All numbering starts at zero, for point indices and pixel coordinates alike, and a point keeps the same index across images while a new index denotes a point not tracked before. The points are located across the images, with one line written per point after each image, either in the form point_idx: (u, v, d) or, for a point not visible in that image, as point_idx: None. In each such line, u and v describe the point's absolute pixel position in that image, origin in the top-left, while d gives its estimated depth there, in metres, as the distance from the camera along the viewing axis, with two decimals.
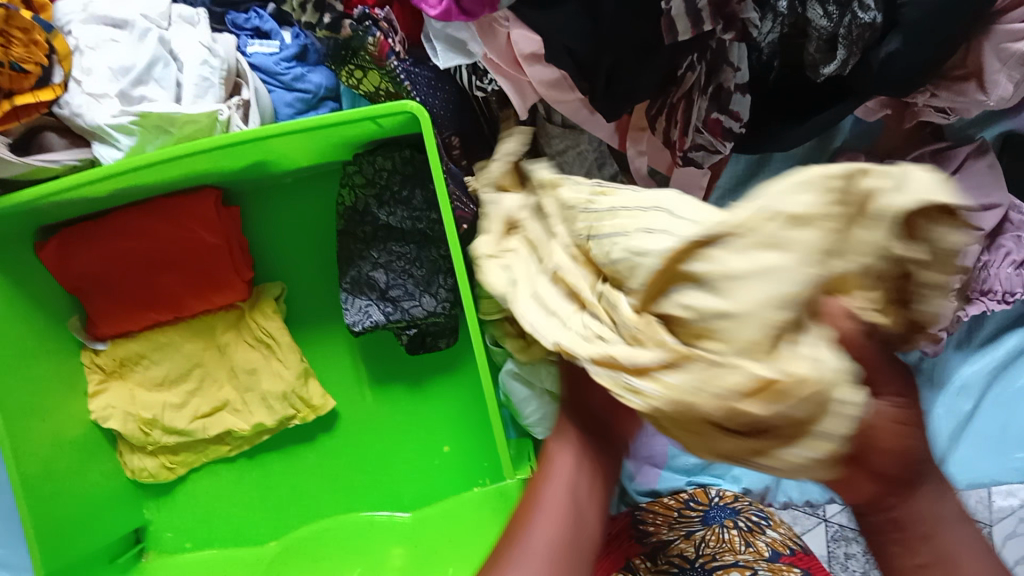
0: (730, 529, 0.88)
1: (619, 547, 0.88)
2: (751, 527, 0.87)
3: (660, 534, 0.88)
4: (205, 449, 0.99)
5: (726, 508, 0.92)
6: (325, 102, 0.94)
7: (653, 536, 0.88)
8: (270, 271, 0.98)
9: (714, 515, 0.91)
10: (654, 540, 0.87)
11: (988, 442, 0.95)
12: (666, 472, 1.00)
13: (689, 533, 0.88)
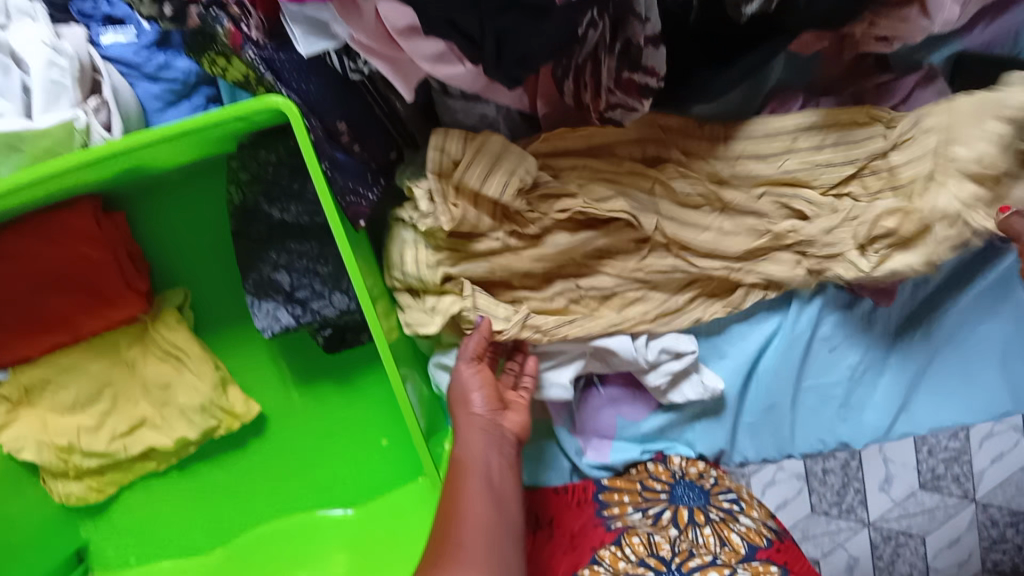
0: (701, 523, 0.86)
1: (583, 536, 0.87)
2: (723, 516, 0.87)
3: (625, 520, 0.87)
4: (132, 467, 0.94)
5: (694, 486, 0.91)
6: (199, 89, 0.84)
7: (618, 522, 0.87)
8: (171, 276, 0.91)
9: (682, 495, 0.89)
10: (620, 528, 0.86)
11: (945, 387, 0.93)
12: (617, 443, 0.95)
13: (658, 522, 0.87)
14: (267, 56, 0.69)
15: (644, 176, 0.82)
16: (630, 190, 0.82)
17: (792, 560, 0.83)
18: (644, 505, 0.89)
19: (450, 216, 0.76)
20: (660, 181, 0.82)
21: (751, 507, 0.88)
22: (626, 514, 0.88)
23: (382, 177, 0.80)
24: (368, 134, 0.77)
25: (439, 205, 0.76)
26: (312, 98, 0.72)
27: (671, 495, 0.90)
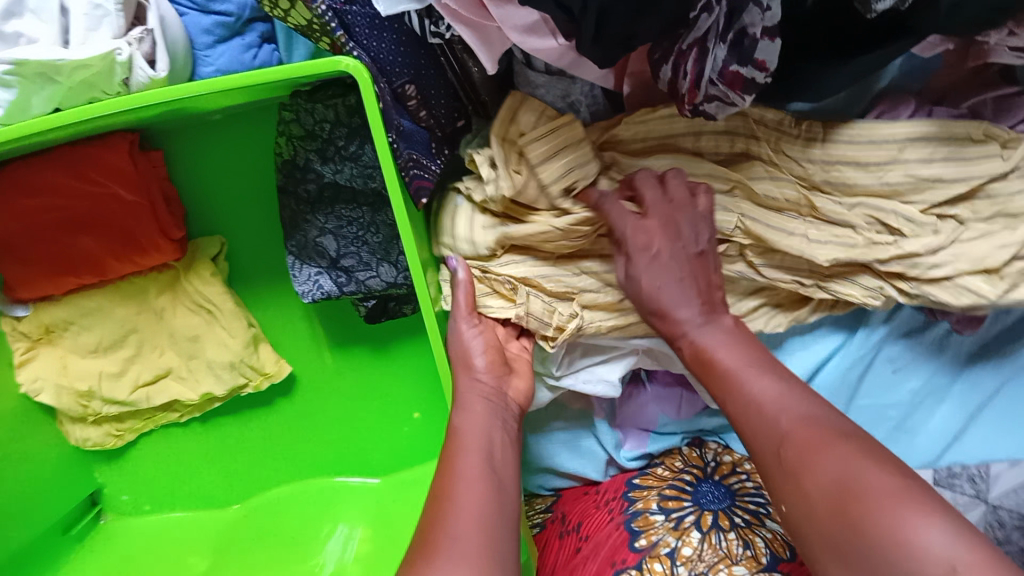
0: (726, 528, 0.81)
1: (606, 548, 0.83)
2: (749, 521, 0.81)
3: (650, 534, 0.82)
4: (153, 416, 0.90)
5: (722, 485, 0.86)
6: (253, 24, 0.75)
7: (643, 540, 0.82)
8: (207, 223, 0.84)
9: (706, 494, 0.85)
10: (644, 546, 0.81)
11: (1004, 423, 0.87)
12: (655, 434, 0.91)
13: (680, 527, 0.82)
14: (338, 9, 0.62)
15: (721, 177, 0.77)
16: (702, 189, 0.78)
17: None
18: (669, 507, 0.84)
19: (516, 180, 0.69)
20: (738, 180, 0.77)
21: None
22: (650, 523, 0.83)
23: (446, 147, 0.73)
24: (435, 98, 0.70)
25: (502, 170, 0.68)
26: (382, 56, 0.65)
27: (696, 494, 0.85)
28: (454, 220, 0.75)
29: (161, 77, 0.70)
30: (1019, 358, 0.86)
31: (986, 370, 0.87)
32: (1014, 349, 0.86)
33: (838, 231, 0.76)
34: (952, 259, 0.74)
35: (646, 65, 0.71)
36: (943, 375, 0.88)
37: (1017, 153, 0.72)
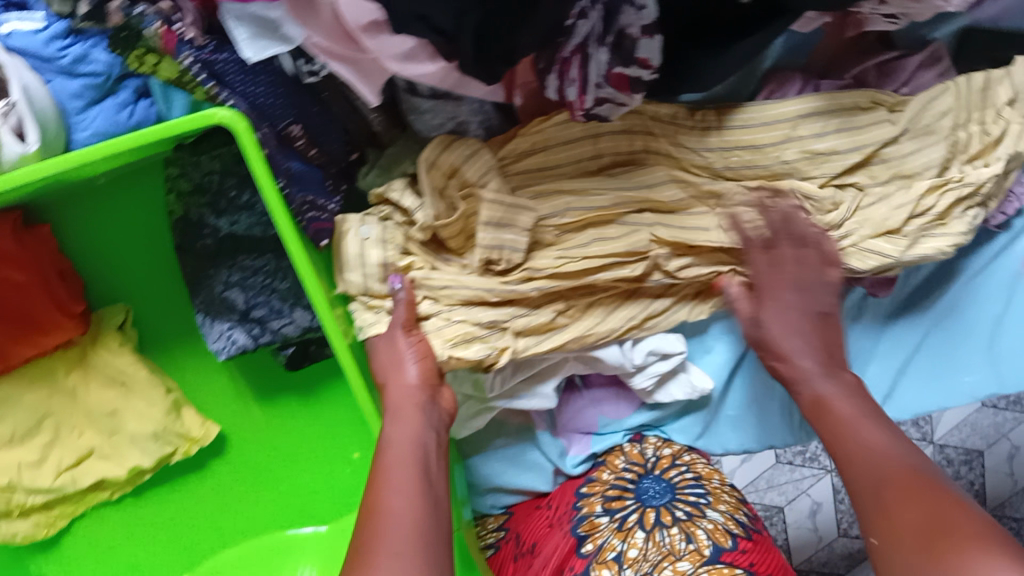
0: (668, 523, 0.84)
1: (553, 548, 0.86)
2: (690, 514, 0.84)
3: (595, 538, 0.84)
4: (82, 498, 0.86)
5: (663, 479, 0.89)
6: (125, 81, 0.72)
7: (589, 545, 0.84)
8: (108, 292, 0.81)
9: (648, 490, 0.88)
10: (591, 550, 0.83)
11: (935, 373, 0.89)
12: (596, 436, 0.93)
13: (624, 528, 0.85)
14: (206, 59, 0.59)
15: (627, 200, 0.75)
16: (619, 216, 0.76)
17: (759, 560, 0.80)
18: (613, 507, 0.87)
19: (441, 209, 0.71)
20: (647, 198, 0.76)
21: (720, 499, 0.86)
22: (595, 526, 0.85)
23: (344, 181, 0.73)
24: (324, 135, 0.69)
25: (428, 197, 0.70)
26: (260, 100, 0.63)
27: (638, 492, 0.88)
28: (360, 250, 0.72)
29: (34, 150, 0.67)
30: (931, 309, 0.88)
31: (904, 324, 0.89)
32: (925, 300, 0.89)
33: (747, 217, 0.77)
34: (858, 225, 0.76)
35: (533, 76, 0.70)
36: (866, 335, 0.89)
37: (904, 115, 0.74)
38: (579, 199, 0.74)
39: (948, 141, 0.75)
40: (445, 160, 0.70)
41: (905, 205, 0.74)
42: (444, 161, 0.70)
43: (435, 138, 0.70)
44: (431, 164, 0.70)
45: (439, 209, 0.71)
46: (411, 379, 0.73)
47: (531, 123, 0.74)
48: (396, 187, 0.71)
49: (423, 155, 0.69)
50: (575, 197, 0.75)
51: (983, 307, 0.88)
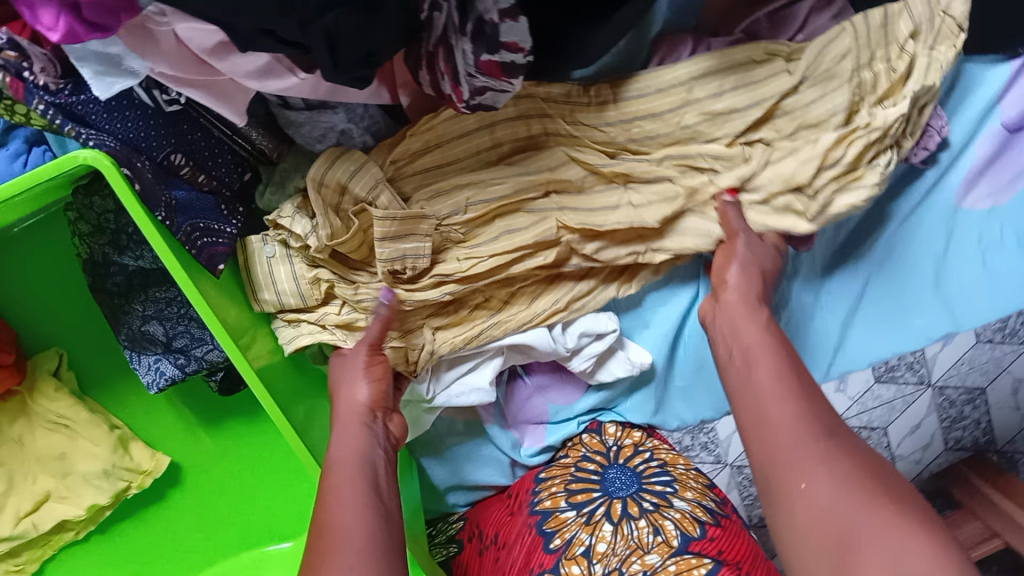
0: (636, 515, 0.82)
1: (520, 548, 0.84)
2: (657, 504, 0.82)
3: (563, 533, 0.82)
4: (48, 541, 0.87)
5: (628, 470, 0.88)
6: (16, 132, 0.72)
7: (557, 540, 0.81)
8: (40, 339, 0.82)
9: (614, 481, 0.86)
10: (559, 546, 0.81)
11: (882, 318, 0.88)
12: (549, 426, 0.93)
13: (592, 521, 0.82)
14: (62, 102, 0.60)
15: (529, 188, 0.74)
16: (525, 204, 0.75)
17: (728, 548, 0.78)
18: (579, 500, 0.84)
19: (336, 226, 0.70)
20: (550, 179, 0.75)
21: (687, 487, 0.85)
22: (562, 521, 0.83)
23: (240, 203, 0.73)
24: (212, 160, 0.69)
25: (320, 217, 0.69)
26: (132, 135, 0.63)
27: (605, 483, 0.86)
28: (270, 273, 0.73)
29: None
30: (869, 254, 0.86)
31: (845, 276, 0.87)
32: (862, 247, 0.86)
33: (657, 187, 0.75)
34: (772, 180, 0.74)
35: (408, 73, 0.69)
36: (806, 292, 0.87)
37: (800, 64, 0.71)
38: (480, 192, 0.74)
39: (851, 83, 0.72)
40: (331, 179, 0.69)
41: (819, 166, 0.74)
42: (332, 178, 0.69)
43: (322, 152, 0.70)
44: (319, 184, 0.69)
45: (332, 223, 0.70)
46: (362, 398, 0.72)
47: (418, 124, 0.72)
48: (286, 212, 0.71)
49: (309, 174, 0.68)
50: (476, 191, 0.73)
51: (924, 244, 0.85)
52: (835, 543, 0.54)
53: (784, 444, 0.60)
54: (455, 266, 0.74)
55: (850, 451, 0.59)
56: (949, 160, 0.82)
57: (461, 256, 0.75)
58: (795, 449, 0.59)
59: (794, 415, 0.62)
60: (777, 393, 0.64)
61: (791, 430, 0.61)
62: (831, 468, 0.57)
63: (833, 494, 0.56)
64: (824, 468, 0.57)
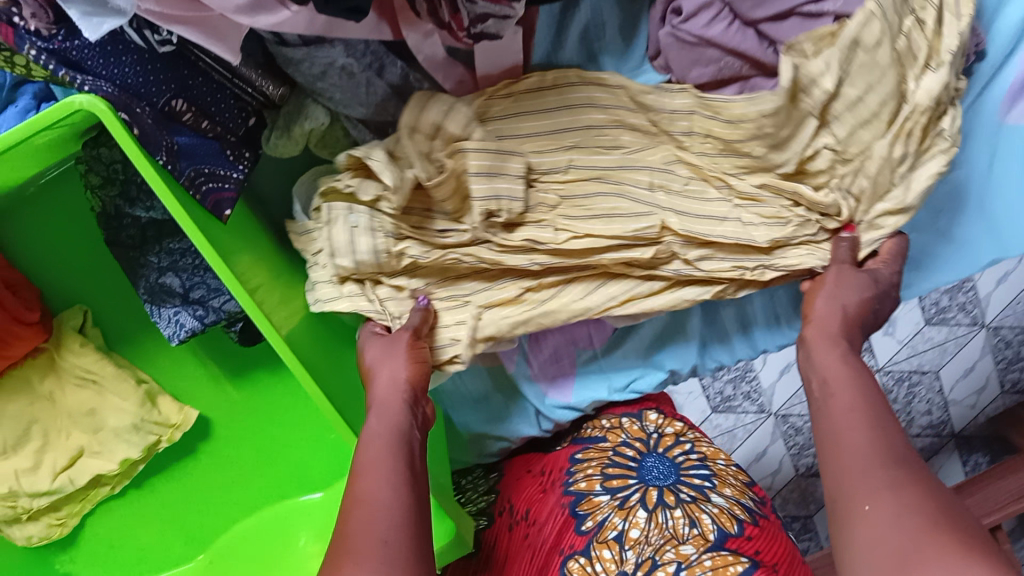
0: (673, 503, 0.82)
1: (552, 526, 0.84)
2: (695, 497, 0.82)
3: (595, 514, 0.82)
4: (86, 495, 0.89)
5: (666, 458, 0.88)
6: (22, 86, 0.71)
7: (590, 522, 0.82)
8: (66, 296, 0.84)
9: (652, 469, 0.86)
10: (591, 527, 0.81)
11: (935, 243, 0.84)
12: (582, 384, 0.89)
13: (626, 507, 0.82)
14: (55, 48, 0.60)
15: (638, 169, 0.72)
16: (628, 187, 0.72)
17: (766, 546, 0.78)
18: (614, 485, 0.85)
19: (430, 173, 0.69)
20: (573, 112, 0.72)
21: (726, 482, 0.85)
22: (595, 504, 0.83)
23: (247, 148, 0.71)
24: (216, 106, 0.68)
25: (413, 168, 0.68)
26: (129, 81, 0.63)
27: (642, 469, 0.86)
28: (336, 229, 0.70)
29: None
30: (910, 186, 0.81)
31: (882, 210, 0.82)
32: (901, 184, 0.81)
33: (767, 209, 0.73)
34: (808, 111, 0.67)
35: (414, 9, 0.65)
36: None
37: None
38: (542, 155, 0.72)
39: None
40: (428, 117, 0.67)
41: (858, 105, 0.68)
42: (429, 118, 0.67)
43: (413, 96, 0.68)
44: (412, 131, 0.67)
45: (430, 172, 0.69)
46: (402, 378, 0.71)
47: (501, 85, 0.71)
48: (377, 160, 0.67)
49: (403, 119, 0.67)
50: (581, 154, 0.72)
51: (964, 169, 0.80)
52: (895, 561, 0.52)
53: (855, 474, 0.60)
54: (551, 235, 0.73)
55: (917, 480, 0.57)
56: (989, 71, 0.76)
57: (557, 226, 0.73)
58: (861, 472, 0.60)
59: (868, 445, 0.61)
60: (868, 429, 0.63)
61: (855, 456, 0.61)
62: (892, 501, 0.56)
63: (898, 517, 0.55)
64: (890, 497, 0.56)
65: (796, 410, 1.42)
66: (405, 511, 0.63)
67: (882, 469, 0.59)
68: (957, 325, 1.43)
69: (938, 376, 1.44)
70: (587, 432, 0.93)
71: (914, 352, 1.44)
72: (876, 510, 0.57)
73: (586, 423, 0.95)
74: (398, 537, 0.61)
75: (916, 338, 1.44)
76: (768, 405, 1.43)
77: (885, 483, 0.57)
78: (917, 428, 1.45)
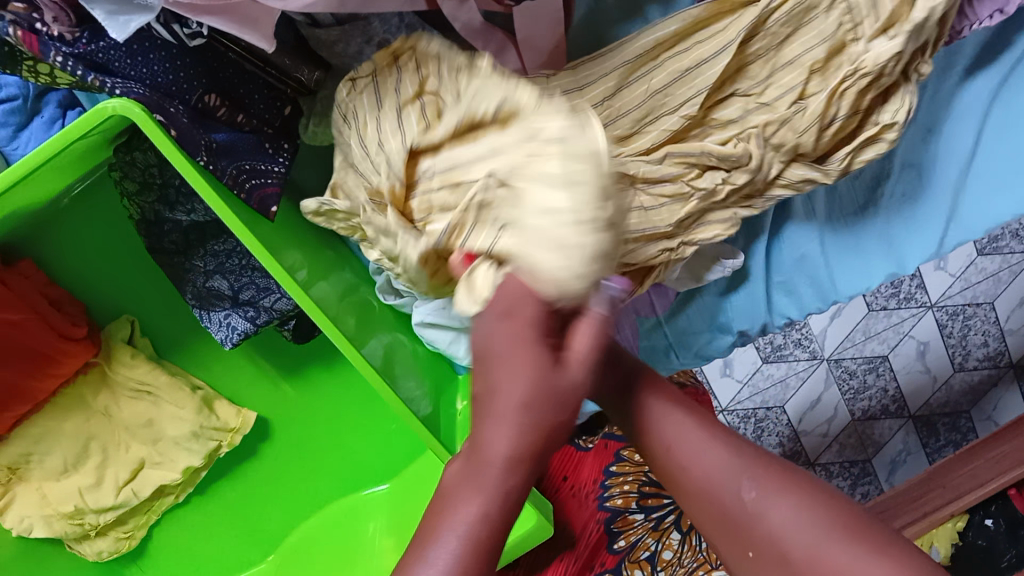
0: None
1: (587, 538, 0.91)
2: None
3: (628, 534, 0.91)
4: (151, 506, 0.87)
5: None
6: (46, 95, 0.68)
7: (622, 542, 0.91)
8: (111, 307, 0.81)
9: None
10: (624, 548, 0.91)
11: (1001, 175, 0.77)
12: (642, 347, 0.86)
13: (659, 528, 0.92)
14: (81, 52, 0.56)
15: None
16: None
17: None
18: (649, 504, 0.93)
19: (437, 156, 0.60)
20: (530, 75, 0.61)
21: None
22: (629, 523, 0.92)
23: (284, 140, 0.68)
24: (248, 97, 0.64)
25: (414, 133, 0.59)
26: (160, 80, 0.59)
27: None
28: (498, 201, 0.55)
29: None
30: (966, 102, 0.76)
31: (931, 124, 0.77)
32: (957, 100, 0.76)
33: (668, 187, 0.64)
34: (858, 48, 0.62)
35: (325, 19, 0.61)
36: (910, 151, 0.77)
37: None
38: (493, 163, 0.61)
39: None
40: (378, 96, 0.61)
41: (797, 62, 0.61)
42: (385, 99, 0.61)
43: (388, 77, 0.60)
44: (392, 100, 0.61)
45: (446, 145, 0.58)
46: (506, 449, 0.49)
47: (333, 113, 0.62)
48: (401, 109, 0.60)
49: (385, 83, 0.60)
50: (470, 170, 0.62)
51: None
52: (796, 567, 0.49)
53: (723, 509, 0.54)
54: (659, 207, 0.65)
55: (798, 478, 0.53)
56: None
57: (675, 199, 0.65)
58: (735, 508, 0.53)
59: (726, 470, 0.55)
60: (697, 439, 0.57)
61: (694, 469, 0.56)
62: (775, 508, 0.51)
63: (796, 542, 0.50)
64: (772, 516, 0.51)
65: (849, 354, 1.39)
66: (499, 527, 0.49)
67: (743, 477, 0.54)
68: (1010, 254, 1.39)
69: (993, 308, 1.39)
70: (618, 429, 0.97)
71: (968, 285, 1.39)
72: (761, 557, 0.52)
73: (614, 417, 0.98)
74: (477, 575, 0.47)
75: (970, 269, 1.39)
76: (820, 350, 1.38)
77: (751, 496, 0.53)
78: (974, 361, 1.39)
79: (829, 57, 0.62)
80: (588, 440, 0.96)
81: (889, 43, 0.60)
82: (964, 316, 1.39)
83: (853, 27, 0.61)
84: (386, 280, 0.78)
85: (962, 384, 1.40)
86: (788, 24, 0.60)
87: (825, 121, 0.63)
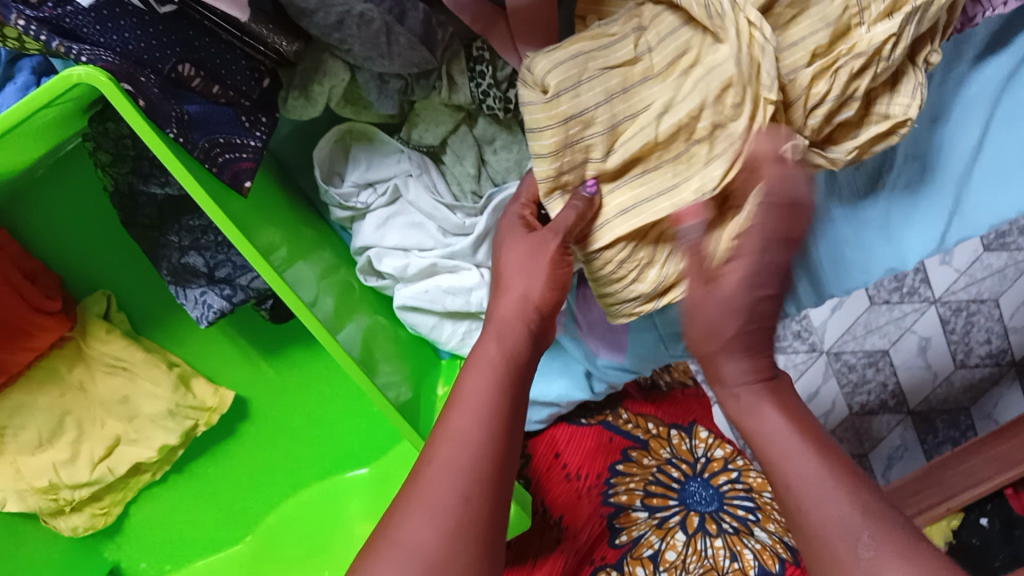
0: (713, 533, 0.87)
1: (586, 530, 0.88)
2: (737, 528, 0.87)
3: (631, 530, 0.88)
4: (127, 484, 0.86)
5: (710, 485, 0.91)
6: (20, 58, 0.65)
7: (624, 537, 0.88)
8: (88, 280, 0.80)
9: (693, 494, 0.91)
10: (626, 543, 0.87)
11: (1009, 168, 0.73)
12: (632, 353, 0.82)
13: (665, 527, 0.88)
14: (46, 16, 0.54)
15: None
16: None
17: None
18: (654, 504, 0.90)
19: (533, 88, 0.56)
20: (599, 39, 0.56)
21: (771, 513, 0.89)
22: (632, 519, 0.89)
23: (263, 112, 0.66)
24: (226, 68, 0.62)
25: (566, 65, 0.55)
26: (130, 47, 0.56)
27: (683, 493, 0.91)
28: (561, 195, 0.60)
29: None
30: (974, 93, 0.73)
31: (935, 114, 0.74)
32: (965, 89, 0.73)
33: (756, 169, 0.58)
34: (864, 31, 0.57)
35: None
36: (914, 144, 0.75)
37: None
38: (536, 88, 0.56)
39: None
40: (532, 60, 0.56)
41: (801, 44, 0.57)
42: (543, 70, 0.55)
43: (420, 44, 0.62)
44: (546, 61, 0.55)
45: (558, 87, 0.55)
46: (536, 296, 0.59)
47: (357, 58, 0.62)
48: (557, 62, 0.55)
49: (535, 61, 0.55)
50: None
51: None
52: None
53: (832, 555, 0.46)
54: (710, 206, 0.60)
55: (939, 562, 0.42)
56: None
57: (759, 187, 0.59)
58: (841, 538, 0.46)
59: (851, 516, 0.47)
60: (824, 482, 0.49)
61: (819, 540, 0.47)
62: (884, 571, 0.44)
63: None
64: None
65: (848, 347, 1.37)
66: (507, 448, 0.48)
67: (865, 525, 0.46)
68: (1017, 250, 1.35)
69: (998, 304, 1.36)
70: (626, 426, 0.95)
71: (973, 280, 1.37)
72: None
73: (621, 409, 0.97)
74: (482, 512, 0.45)
75: (976, 265, 1.37)
76: (820, 343, 1.37)
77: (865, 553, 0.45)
78: (976, 358, 1.36)
79: (833, 40, 0.57)
80: (589, 420, 0.95)
81: (889, 26, 0.56)
82: (967, 313, 1.36)
83: (859, 10, 0.57)
84: (367, 262, 0.76)
85: (962, 381, 1.36)
86: (794, 5, 0.57)
87: (816, 104, 0.58)
